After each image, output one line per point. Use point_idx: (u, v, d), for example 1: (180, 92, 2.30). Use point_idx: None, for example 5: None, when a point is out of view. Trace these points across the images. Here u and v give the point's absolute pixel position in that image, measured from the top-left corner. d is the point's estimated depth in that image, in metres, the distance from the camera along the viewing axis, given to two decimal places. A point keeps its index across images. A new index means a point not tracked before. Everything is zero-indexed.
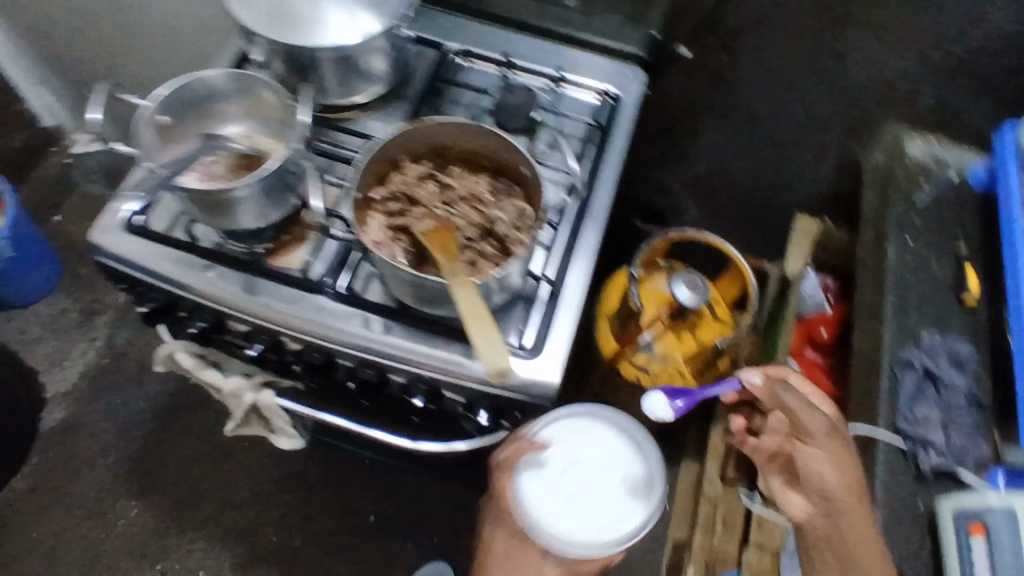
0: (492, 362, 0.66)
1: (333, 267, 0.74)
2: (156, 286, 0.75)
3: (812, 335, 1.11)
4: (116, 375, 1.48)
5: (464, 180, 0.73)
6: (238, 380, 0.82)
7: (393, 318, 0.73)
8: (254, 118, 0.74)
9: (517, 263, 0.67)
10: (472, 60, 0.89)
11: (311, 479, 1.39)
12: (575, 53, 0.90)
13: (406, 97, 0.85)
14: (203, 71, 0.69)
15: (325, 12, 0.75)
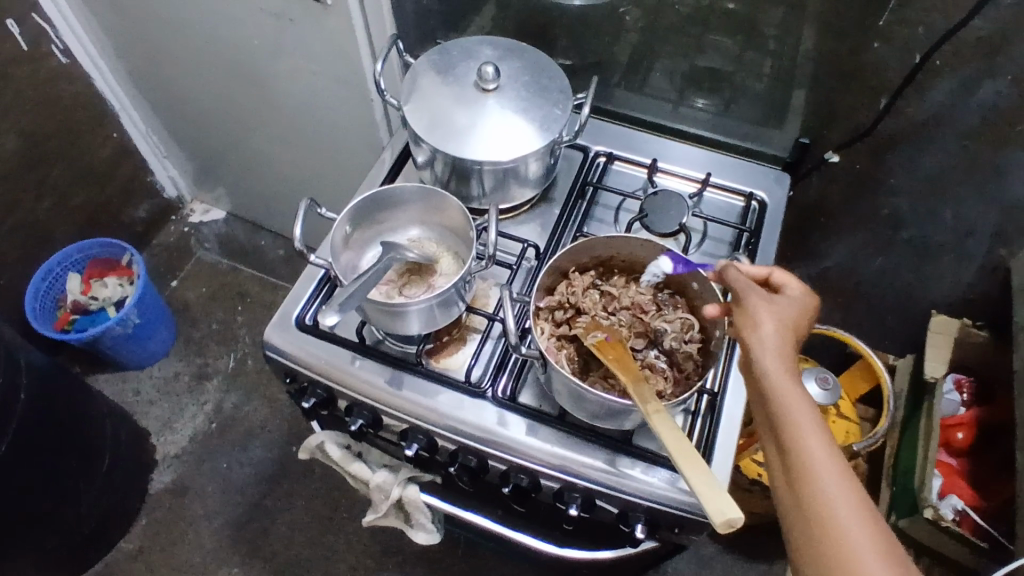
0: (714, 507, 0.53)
1: (494, 370, 0.76)
2: (318, 381, 0.78)
3: (948, 439, 1.07)
4: (228, 438, 1.54)
5: (628, 290, 0.75)
6: (386, 474, 0.83)
7: (555, 425, 0.73)
8: (433, 228, 0.78)
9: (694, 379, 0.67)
10: (617, 162, 0.92)
11: (411, 554, 1.40)
12: (719, 155, 0.92)
13: (554, 200, 0.89)
14: (396, 184, 0.74)
15: (489, 125, 0.78)
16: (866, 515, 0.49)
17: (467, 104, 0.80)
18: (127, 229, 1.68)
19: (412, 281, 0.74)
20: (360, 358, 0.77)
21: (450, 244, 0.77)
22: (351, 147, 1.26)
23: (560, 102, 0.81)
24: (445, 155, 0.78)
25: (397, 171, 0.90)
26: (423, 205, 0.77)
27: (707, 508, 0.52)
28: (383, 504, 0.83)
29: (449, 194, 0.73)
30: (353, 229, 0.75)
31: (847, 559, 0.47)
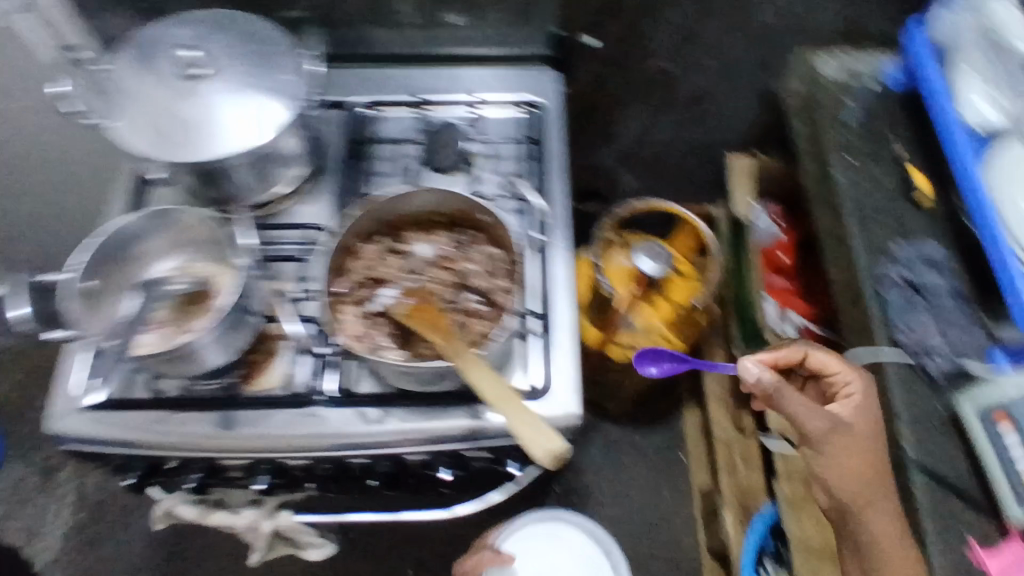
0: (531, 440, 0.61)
1: (318, 371, 0.71)
2: (129, 456, 0.69)
3: (775, 262, 1.11)
4: (102, 521, 1.39)
5: (425, 242, 0.70)
6: (252, 512, 0.78)
7: (396, 404, 0.70)
8: (184, 250, 0.70)
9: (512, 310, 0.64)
10: (382, 109, 0.85)
11: (338, 555, 1.34)
12: (483, 70, 0.87)
13: (332, 168, 0.82)
14: (118, 222, 0.66)
15: (230, 115, 0.69)
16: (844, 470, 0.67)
17: (195, 101, 0.69)
18: None
19: (189, 313, 0.66)
20: (176, 412, 0.69)
21: (217, 257, 0.69)
22: (103, 175, 1.10)
23: (288, 65, 0.72)
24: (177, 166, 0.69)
25: (143, 195, 0.79)
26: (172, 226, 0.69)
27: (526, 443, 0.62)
28: (259, 540, 0.80)
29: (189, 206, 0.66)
30: (99, 282, 0.66)
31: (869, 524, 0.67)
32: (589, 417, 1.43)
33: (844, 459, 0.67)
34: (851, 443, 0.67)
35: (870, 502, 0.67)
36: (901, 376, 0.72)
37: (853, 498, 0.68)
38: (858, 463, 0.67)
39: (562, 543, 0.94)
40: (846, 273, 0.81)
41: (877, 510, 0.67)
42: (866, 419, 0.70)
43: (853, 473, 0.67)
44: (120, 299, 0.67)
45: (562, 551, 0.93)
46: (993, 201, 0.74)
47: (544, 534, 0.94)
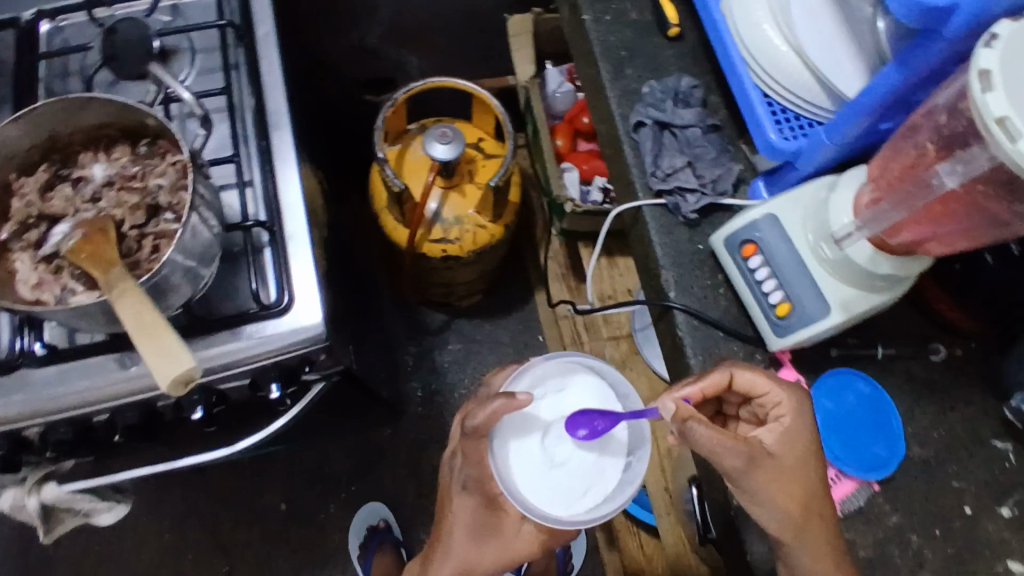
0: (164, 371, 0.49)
1: (24, 328, 0.63)
2: None
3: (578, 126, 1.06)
4: None
5: (101, 164, 0.61)
6: (10, 493, 0.71)
7: (115, 350, 0.62)
8: None
9: (197, 221, 0.57)
10: (63, 20, 0.72)
11: (204, 506, 1.29)
12: None
13: (4, 98, 0.70)
14: None
15: None
16: (765, 487, 0.57)
17: None
18: None
19: None
20: None
21: None
22: None
23: None
24: None
25: None
26: None
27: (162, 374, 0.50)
28: (32, 518, 0.73)
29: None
30: None
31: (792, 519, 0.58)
32: (442, 317, 1.39)
33: (763, 494, 0.58)
34: (771, 490, 0.58)
35: (807, 553, 0.58)
36: (657, 220, 0.70)
37: (778, 521, 0.58)
38: (780, 516, 0.58)
39: (575, 390, 0.67)
40: (605, 125, 0.76)
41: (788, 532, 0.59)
42: (801, 444, 0.60)
43: (773, 507, 0.58)
44: None
45: (565, 391, 0.67)
46: (728, 23, 0.69)
47: (554, 378, 0.68)
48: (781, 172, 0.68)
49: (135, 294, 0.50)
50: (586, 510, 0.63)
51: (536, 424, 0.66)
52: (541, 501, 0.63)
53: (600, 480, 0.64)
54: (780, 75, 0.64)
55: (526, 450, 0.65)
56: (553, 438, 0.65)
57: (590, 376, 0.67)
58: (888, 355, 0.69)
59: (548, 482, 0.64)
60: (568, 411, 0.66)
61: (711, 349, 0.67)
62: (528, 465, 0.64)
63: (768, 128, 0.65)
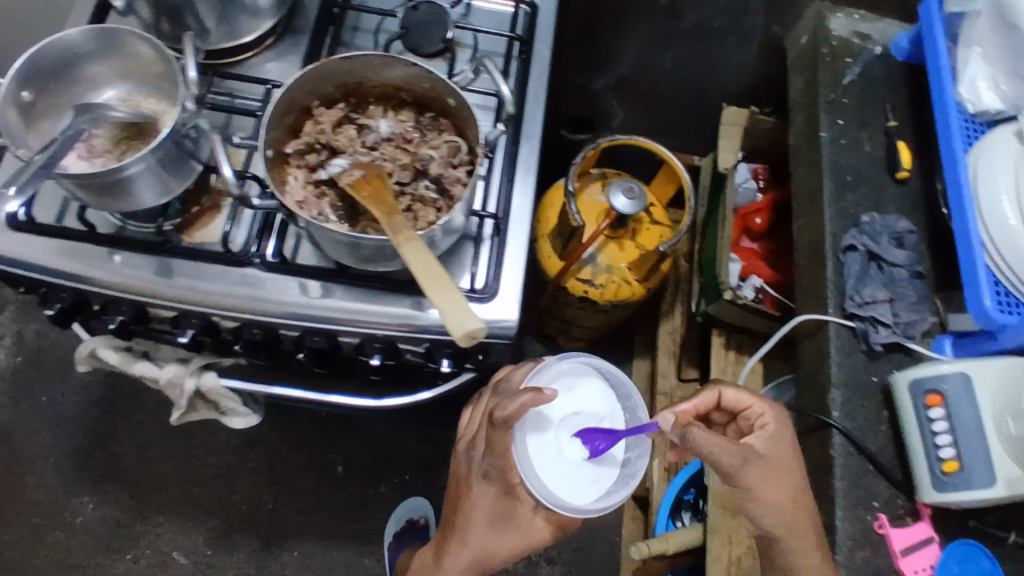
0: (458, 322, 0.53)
1: (259, 232, 0.68)
2: (54, 286, 0.68)
3: (748, 225, 1.11)
4: (34, 371, 1.37)
5: (386, 120, 0.67)
6: (176, 367, 0.76)
7: (333, 279, 0.68)
8: (130, 77, 0.65)
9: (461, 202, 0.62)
10: None
11: (272, 441, 1.36)
12: None
13: (303, 28, 0.77)
14: (57, 34, 0.60)
15: None
16: (762, 484, 0.64)
17: None
18: None
19: (131, 147, 0.63)
20: (116, 253, 0.67)
21: (170, 96, 0.65)
22: None
23: None
24: None
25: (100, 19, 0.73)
26: (124, 49, 0.63)
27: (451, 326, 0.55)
28: (182, 399, 0.77)
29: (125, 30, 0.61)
30: (40, 103, 0.62)
31: (788, 516, 0.65)
32: (542, 349, 1.42)
33: (759, 492, 0.64)
34: (766, 489, 0.64)
35: (794, 543, 0.66)
36: (841, 341, 0.73)
37: (771, 518, 0.65)
38: (775, 513, 0.65)
39: (583, 391, 0.71)
40: (811, 234, 0.80)
41: (782, 526, 0.65)
42: (784, 447, 0.67)
43: (768, 503, 0.65)
44: (61, 116, 0.64)
45: (577, 393, 0.71)
46: (971, 188, 0.71)
47: (563, 379, 0.71)
48: (976, 337, 0.71)
49: (417, 244, 0.55)
50: (598, 500, 0.68)
51: (551, 419, 0.69)
52: (562, 492, 0.66)
53: (605, 471, 0.70)
54: (1013, 254, 0.67)
55: (543, 443, 0.68)
56: (568, 433, 0.68)
57: (597, 384, 0.72)
58: (1016, 542, 0.70)
59: (566, 475, 0.67)
60: (581, 413, 0.70)
61: (855, 478, 0.70)
62: (546, 462, 0.67)
63: (985, 296, 0.67)
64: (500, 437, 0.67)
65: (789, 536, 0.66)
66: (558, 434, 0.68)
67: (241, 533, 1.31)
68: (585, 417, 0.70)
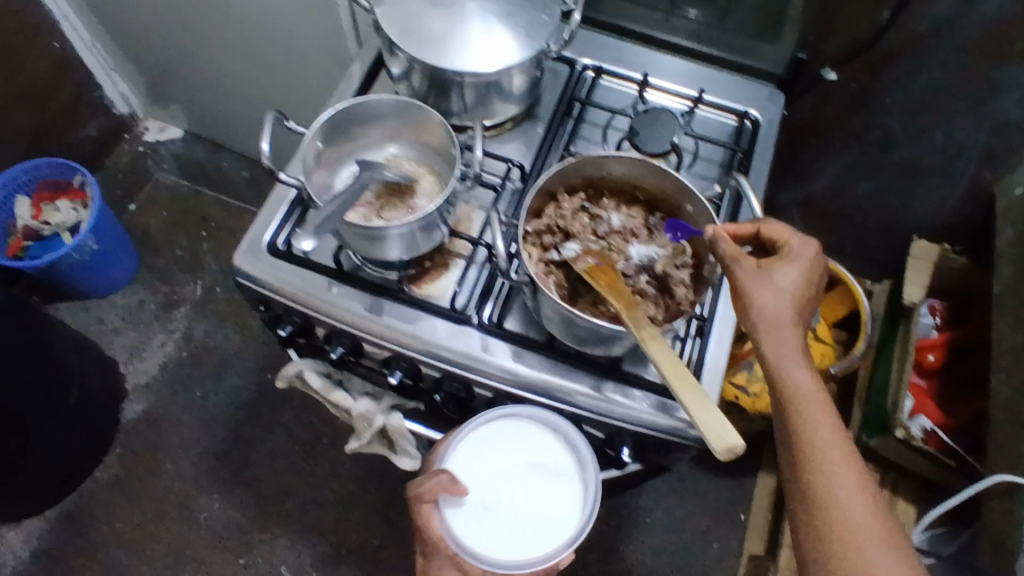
0: (713, 435, 0.54)
1: (480, 297, 0.73)
2: (289, 307, 0.75)
3: (920, 359, 1.13)
4: (194, 367, 1.49)
5: (618, 214, 0.71)
6: (369, 403, 0.81)
7: (541, 351, 0.71)
8: (405, 141, 0.73)
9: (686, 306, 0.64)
10: (605, 77, 0.86)
11: (391, 479, 1.41)
12: (713, 72, 0.87)
13: (543, 117, 0.84)
14: (368, 97, 0.68)
15: (472, 35, 0.72)
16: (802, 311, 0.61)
17: (443, 11, 0.73)
18: (74, 152, 1.58)
19: (391, 203, 0.71)
20: (337, 285, 0.73)
21: (431, 166, 0.73)
22: (318, 62, 1.19)
23: (547, 8, 0.74)
24: (421, 65, 0.73)
25: (369, 84, 0.85)
26: (413, 119, 0.71)
27: (707, 437, 0.55)
28: (367, 433, 0.81)
29: (424, 106, 0.69)
30: (330, 148, 0.70)
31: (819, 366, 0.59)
32: None
33: (769, 302, 0.60)
34: (771, 308, 0.60)
35: (808, 395, 0.58)
36: None
37: (762, 326, 0.60)
38: (766, 325, 0.59)
39: (515, 445, 0.72)
40: (1016, 391, 0.83)
41: (799, 376, 0.58)
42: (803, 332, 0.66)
43: (768, 315, 0.60)
44: (341, 164, 0.72)
45: (509, 448, 0.72)
46: None
47: (490, 436, 0.72)
48: None
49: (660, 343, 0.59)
50: (551, 549, 0.68)
51: (477, 482, 0.71)
52: (502, 551, 0.68)
53: (559, 515, 0.69)
54: None
55: (473, 507, 0.70)
56: (495, 493, 0.70)
57: (521, 430, 0.72)
58: None
59: (509, 534, 0.69)
60: (505, 468, 0.71)
61: None
62: (482, 528, 0.69)
63: None
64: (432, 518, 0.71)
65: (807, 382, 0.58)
66: (486, 495, 0.70)
67: (346, 563, 1.35)
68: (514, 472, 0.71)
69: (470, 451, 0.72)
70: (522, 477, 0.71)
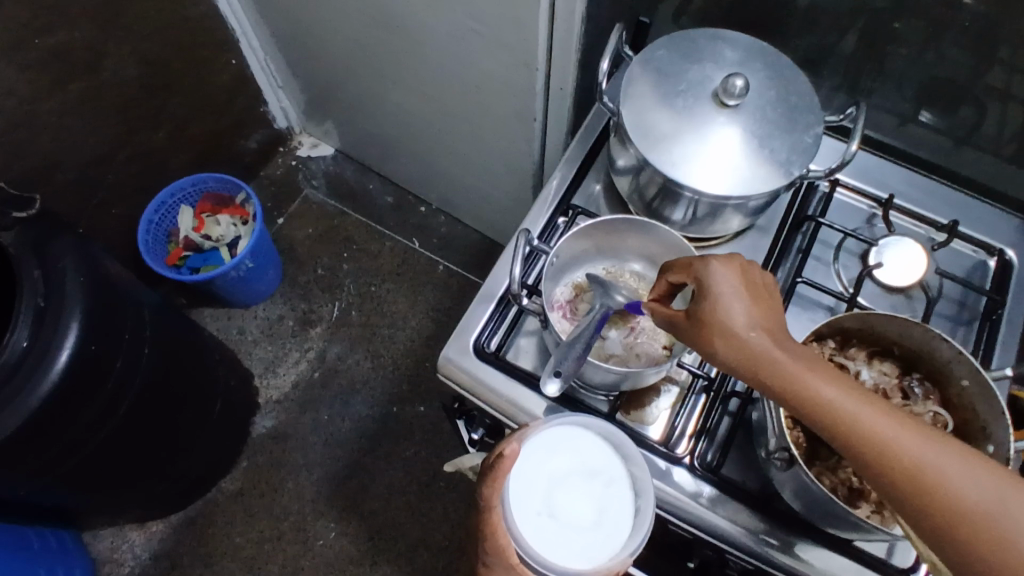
0: None
1: (696, 433, 0.67)
2: (483, 408, 0.71)
3: None
4: (324, 388, 1.51)
5: (867, 369, 0.64)
6: None
7: (756, 508, 0.64)
8: (641, 255, 0.71)
9: None
10: (840, 189, 0.79)
11: None
12: (960, 196, 0.79)
13: (767, 228, 0.77)
14: (615, 216, 0.65)
15: (728, 152, 0.66)
16: (762, 334, 0.48)
17: (696, 121, 0.67)
18: (234, 161, 1.62)
19: (613, 323, 0.67)
20: (527, 388, 0.69)
21: (655, 284, 0.70)
22: (497, 116, 1.16)
23: (810, 126, 0.68)
24: (662, 176, 0.68)
25: (581, 173, 0.81)
26: (652, 240, 0.68)
27: None
28: None
29: (673, 232, 0.65)
30: (558, 258, 0.67)
31: (816, 401, 0.45)
32: None
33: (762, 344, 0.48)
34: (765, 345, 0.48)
35: (859, 416, 0.44)
36: None
37: (777, 380, 0.47)
38: (782, 367, 0.47)
39: (570, 445, 0.63)
40: None
41: (835, 396, 0.45)
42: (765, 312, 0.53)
43: (768, 373, 0.47)
44: (576, 272, 0.71)
45: (561, 450, 0.62)
46: None
47: (547, 435, 0.63)
48: None
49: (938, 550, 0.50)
50: (608, 559, 0.59)
51: (532, 483, 0.61)
52: (559, 558, 0.59)
53: (613, 523, 0.60)
54: None
55: (527, 512, 0.60)
56: (549, 498, 0.60)
57: (568, 429, 0.64)
58: None
59: (568, 544, 0.59)
60: (558, 470, 0.61)
61: None
62: (541, 535, 0.59)
63: None
64: (482, 523, 0.61)
65: (827, 415, 0.45)
66: (538, 499, 0.60)
67: None
68: (576, 473, 0.61)
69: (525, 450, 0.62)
70: (573, 479, 0.61)
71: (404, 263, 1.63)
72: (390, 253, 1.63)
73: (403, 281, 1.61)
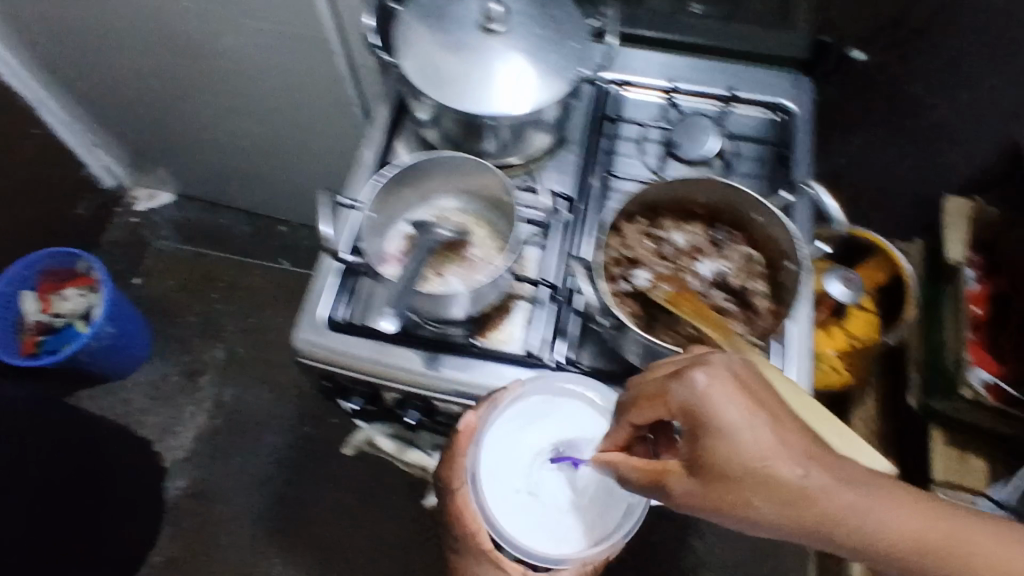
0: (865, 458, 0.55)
1: (554, 335, 0.71)
2: (355, 378, 0.72)
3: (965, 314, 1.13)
4: (232, 431, 1.46)
5: (679, 233, 0.70)
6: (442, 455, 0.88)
7: (625, 385, 0.69)
8: (455, 191, 0.74)
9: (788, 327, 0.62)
10: (631, 88, 0.85)
11: None
12: (736, 68, 0.87)
13: (576, 140, 0.82)
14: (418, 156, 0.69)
15: (506, 75, 0.70)
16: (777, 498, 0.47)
17: (470, 55, 0.70)
18: (68, 233, 1.53)
19: (447, 260, 0.70)
20: (397, 348, 0.70)
21: (479, 214, 0.74)
22: (314, 111, 1.15)
23: (576, 34, 0.73)
24: (457, 113, 0.70)
25: (393, 134, 0.83)
26: (462, 171, 0.71)
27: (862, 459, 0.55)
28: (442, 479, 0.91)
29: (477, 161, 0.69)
30: (377, 213, 0.69)
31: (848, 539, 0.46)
32: None
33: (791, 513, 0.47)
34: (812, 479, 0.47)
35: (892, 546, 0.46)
36: None
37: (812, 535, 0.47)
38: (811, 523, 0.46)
39: (542, 425, 0.66)
40: None
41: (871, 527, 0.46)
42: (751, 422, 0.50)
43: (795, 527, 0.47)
44: (397, 226, 0.72)
45: (531, 428, 0.66)
46: None
47: (517, 414, 0.66)
48: None
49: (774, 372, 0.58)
50: (585, 543, 0.63)
51: (502, 466, 0.64)
52: (536, 542, 0.62)
53: (587, 503, 0.65)
54: None
55: (506, 493, 0.64)
56: (530, 478, 0.64)
57: (539, 408, 0.67)
58: None
59: (543, 526, 0.63)
60: (534, 452, 0.65)
61: None
62: (515, 517, 0.63)
63: None
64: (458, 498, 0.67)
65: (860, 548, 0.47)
66: (518, 478, 0.64)
67: None
68: (547, 455, 0.65)
69: (487, 435, 0.65)
70: (546, 461, 0.65)
71: (280, 286, 1.60)
72: (260, 281, 1.60)
73: (282, 303, 1.58)
